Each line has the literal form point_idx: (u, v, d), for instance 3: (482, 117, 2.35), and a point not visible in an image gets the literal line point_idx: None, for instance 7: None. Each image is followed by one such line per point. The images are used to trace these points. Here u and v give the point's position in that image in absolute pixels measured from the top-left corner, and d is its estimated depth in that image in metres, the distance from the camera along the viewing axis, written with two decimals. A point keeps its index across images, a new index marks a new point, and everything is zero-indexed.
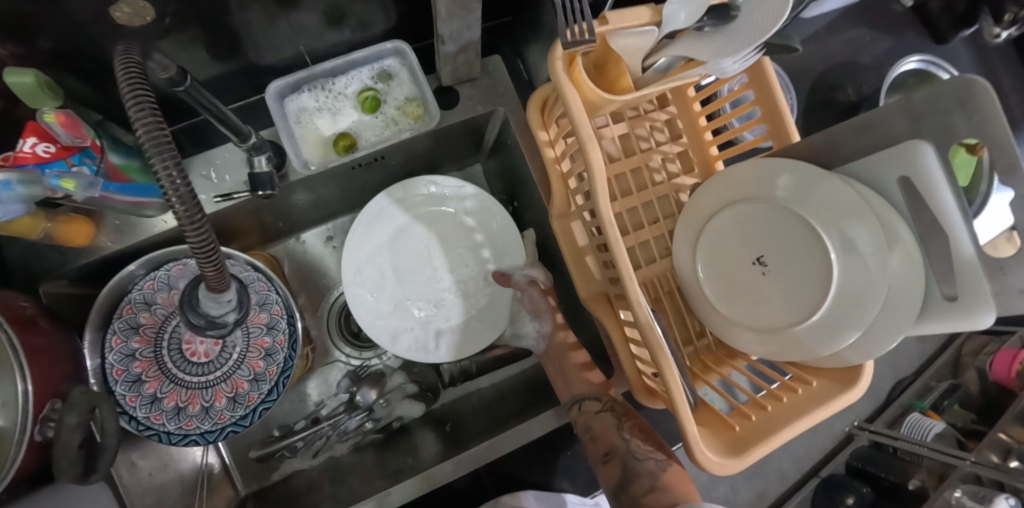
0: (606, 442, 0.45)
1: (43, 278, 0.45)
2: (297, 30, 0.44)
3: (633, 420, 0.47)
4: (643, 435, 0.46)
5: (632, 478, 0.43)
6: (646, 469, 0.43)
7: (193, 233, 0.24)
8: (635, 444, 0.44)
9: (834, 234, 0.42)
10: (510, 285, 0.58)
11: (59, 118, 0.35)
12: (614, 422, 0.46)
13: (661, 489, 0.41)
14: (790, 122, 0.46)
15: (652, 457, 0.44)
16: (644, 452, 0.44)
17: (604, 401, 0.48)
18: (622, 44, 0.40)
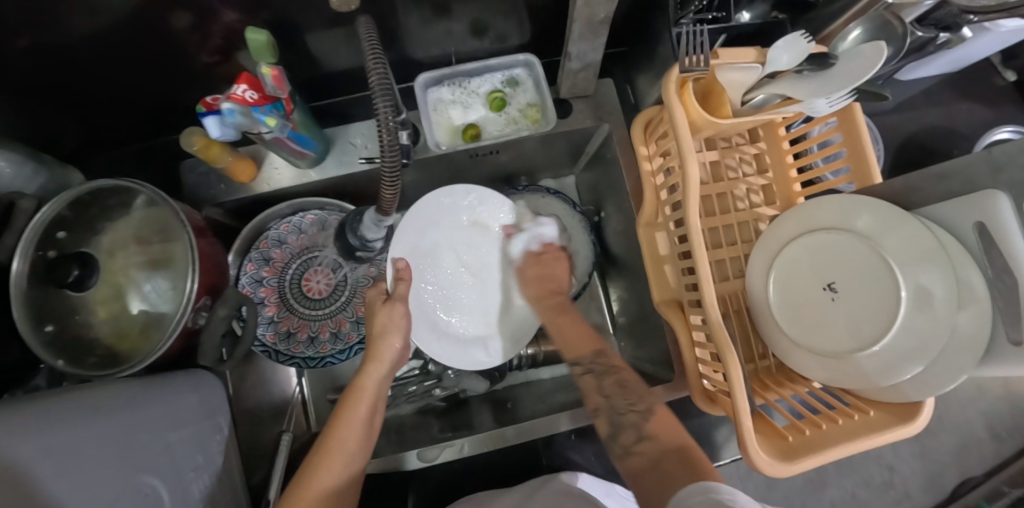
0: (591, 402, 0.49)
1: (205, 204, 0.54)
2: (449, 33, 0.54)
3: (612, 377, 0.50)
4: (623, 389, 0.48)
5: (617, 431, 0.45)
6: (628, 422, 0.45)
7: (390, 163, 0.32)
8: (614, 400, 0.47)
9: (907, 272, 0.43)
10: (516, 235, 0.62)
11: (273, 72, 0.43)
12: (594, 382, 0.50)
13: (645, 440, 0.43)
14: (874, 166, 0.50)
15: (633, 410, 0.46)
16: (625, 405, 0.46)
17: (585, 366, 0.52)
18: (727, 77, 0.47)
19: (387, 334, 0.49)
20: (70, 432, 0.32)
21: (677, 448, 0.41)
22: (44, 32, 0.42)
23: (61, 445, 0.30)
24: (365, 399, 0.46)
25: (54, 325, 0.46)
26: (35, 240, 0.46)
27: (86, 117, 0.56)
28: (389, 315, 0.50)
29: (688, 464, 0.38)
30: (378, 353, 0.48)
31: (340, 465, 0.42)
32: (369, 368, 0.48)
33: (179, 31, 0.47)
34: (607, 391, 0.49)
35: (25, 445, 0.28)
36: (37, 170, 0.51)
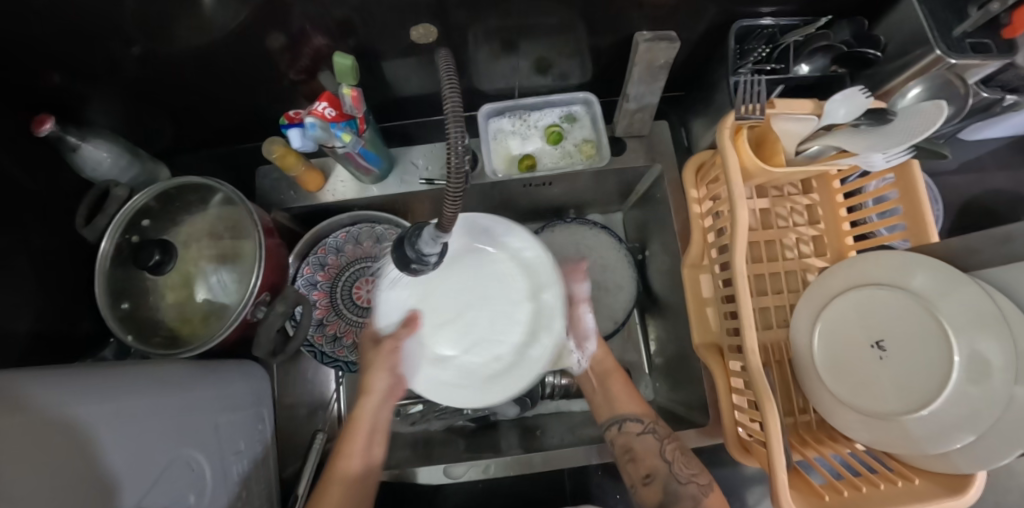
0: (648, 463, 0.52)
1: (274, 207, 0.59)
2: (514, 69, 0.58)
3: (674, 444, 0.53)
4: (686, 459, 0.52)
5: (675, 498, 0.49)
6: (686, 492, 0.49)
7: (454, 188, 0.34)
8: (676, 469, 0.51)
9: (962, 336, 0.42)
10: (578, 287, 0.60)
11: (352, 93, 0.47)
12: (654, 445, 0.53)
13: None
14: (931, 226, 0.48)
15: (695, 480, 0.50)
16: (689, 475, 0.51)
17: (644, 426, 0.55)
18: (783, 127, 0.47)
19: (378, 369, 0.53)
20: (137, 400, 0.35)
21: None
22: (164, 44, 0.48)
23: (131, 411, 0.33)
24: (362, 422, 0.53)
25: (129, 303, 0.51)
26: (122, 225, 0.52)
27: (182, 122, 0.62)
28: (377, 359, 0.53)
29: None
30: (366, 386, 0.53)
31: (356, 458, 0.51)
32: (364, 400, 0.53)
33: (275, 51, 0.52)
34: (670, 455, 0.52)
35: (101, 406, 0.31)
36: (132, 162, 0.57)
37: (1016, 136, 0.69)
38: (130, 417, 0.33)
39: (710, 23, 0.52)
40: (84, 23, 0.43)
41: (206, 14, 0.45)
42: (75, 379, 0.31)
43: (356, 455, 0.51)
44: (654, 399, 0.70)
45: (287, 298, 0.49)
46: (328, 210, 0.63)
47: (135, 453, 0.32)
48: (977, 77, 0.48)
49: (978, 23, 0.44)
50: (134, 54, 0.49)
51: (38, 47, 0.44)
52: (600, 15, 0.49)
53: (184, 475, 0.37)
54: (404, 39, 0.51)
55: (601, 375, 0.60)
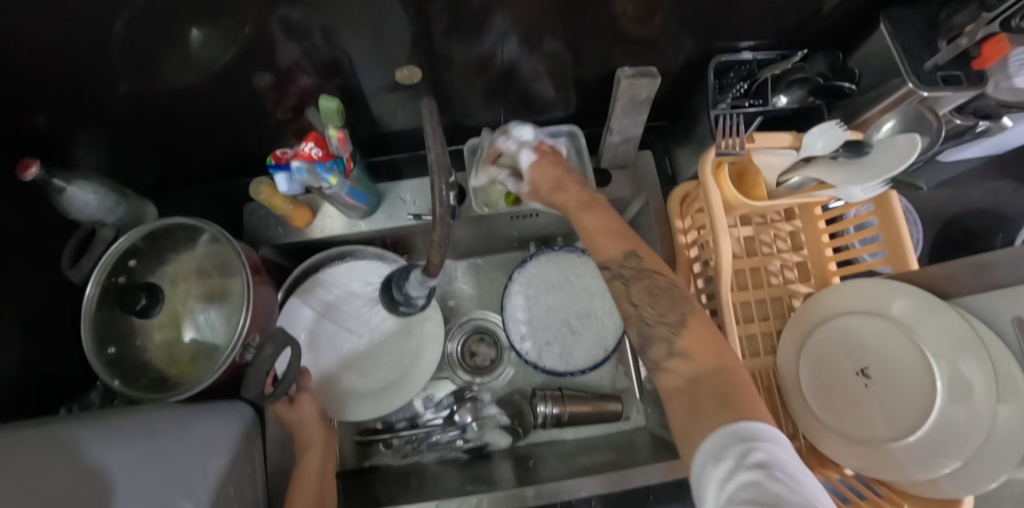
0: (620, 310, 0.46)
1: (262, 244, 0.59)
2: (499, 102, 0.59)
3: (642, 283, 0.44)
4: (653, 299, 0.43)
5: (645, 341, 0.42)
6: (657, 334, 0.42)
7: (441, 227, 0.34)
8: (643, 310, 0.43)
9: (943, 360, 0.43)
10: (500, 153, 0.59)
11: (338, 135, 0.48)
12: (623, 289, 0.45)
13: (680, 354, 0.40)
14: (910, 253, 0.50)
15: (664, 320, 0.42)
16: (654, 314, 0.43)
17: (611, 271, 0.46)
18: (764, 160, 0.48)
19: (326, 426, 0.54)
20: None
21: (714, 370, 0.37)
22: (151, 84, 0.49)
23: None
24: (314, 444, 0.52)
25: (115, 348, 0.50)
26: (108, 268, 0.52)
27: (170, 160, 0.63)
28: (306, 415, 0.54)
29: (722, 390, 0.35)
30: (308, 439, 0.53)
31: (319, 456, 0.51)
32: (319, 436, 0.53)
33: (263, 90, 0.53)
34: (636, 298, 0.44)
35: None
36: (118, 201, 0.57)
37: (990, 156, 0.71)
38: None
39: (687, 57, 0.53)
40: (71, 66, 0.43)
41: (194, 56, 0.45)
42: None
43: (317, 455, 0.51)
44: (647, 425, 0.70)
45: (275, 339, 0.47)
46: (317, 244, 0.63)
47: None
48: (950, 106, 0.49)
49: (948, 56, 0.45)
50: (120, 94, 0.49)
51: (25, 88, 0.44)
52: (581, 49, 0.50)
53: None
54: (390, 75, 0.52)
55: (574, 210, 0.52)
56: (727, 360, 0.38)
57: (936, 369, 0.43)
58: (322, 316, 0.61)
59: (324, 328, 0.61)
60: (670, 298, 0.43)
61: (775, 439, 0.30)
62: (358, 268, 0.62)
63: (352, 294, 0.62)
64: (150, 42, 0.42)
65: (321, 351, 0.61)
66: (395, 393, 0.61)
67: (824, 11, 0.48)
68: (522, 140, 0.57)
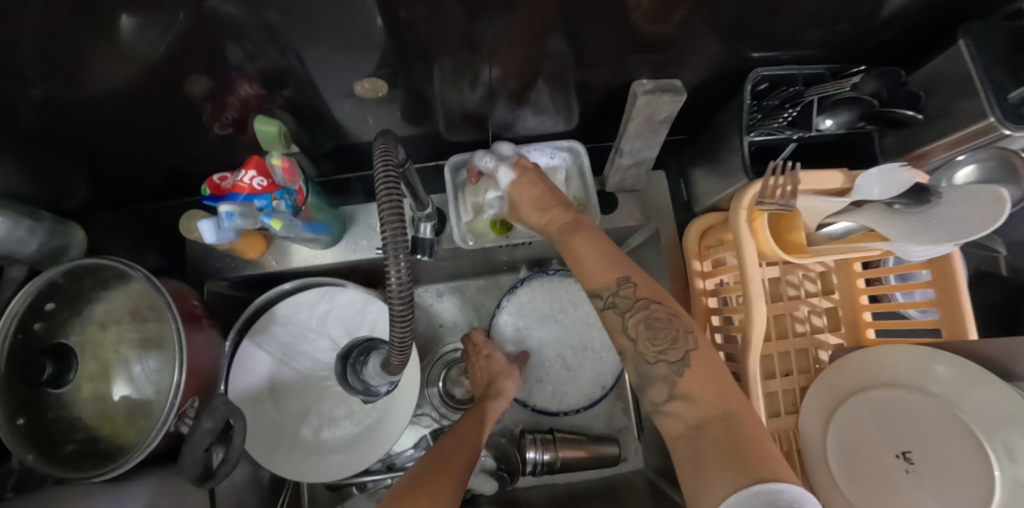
0: (614, 345, 0.39)
1: (210, 278, 0.51)
2: (488, 113, 0.50)
3: (640, 313, 0.37)
4: (652, 335, 0.36)
5: (647, 382, 0.36)
6: (657, 374, 0.36)
7: None
8: (640, 346, 0.37)
9: (993, 439, 0.36)
10: (482, 175, 0.50)
11: (283, 163, 0.39)
12: (618, 321, 0.38)
13: (683, 398, 0.34)
14: (969, 319, 0.41)
15: (667, 357, 0.36)
16: (655, 352, 0.36)
17: (606, 300, 0.39)
18: (808, 203, 0.40)
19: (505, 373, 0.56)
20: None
21: (719, 415, 0.33)
22: (64, 91, 0.38)
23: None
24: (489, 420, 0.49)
25: (28, 418, 0.43)
26: (18, 316, 0.44)
27: (98, 175, 0.53)
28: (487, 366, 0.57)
29: (731, 439, 0.31)
30: (500, 389, 0.54)
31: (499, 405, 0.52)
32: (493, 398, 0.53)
33: (198, 99, 0.43)
34: (634, 332, 0.38)
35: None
36: (33, 229, 0.48)
37: None
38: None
39: (715, 66, 0.44)
40: None
41: (100, 61, 0.36)
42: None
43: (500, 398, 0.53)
44: (646, 468, 0.64)
45: (215, 411, 0.40)
46: (277, 276, 0.55)
47: None
48: None
49: None
50: (37, 98, 0.39)
51: None
52: (590, 53, 0.41)
53: None
54: (351, 83, 0.43)
55: (556, 233, 0.44)
56: (734, 404, 0.33)
57: (986, 448, 0.36)
58: (278, 358, 0.53)
59: (280, 373, 0.52)
60: (672, 330, 0.37)
61: (795, 505, 0.26)
62: (317, 301, 0.54)
63: (313, 333, 0.54)
64: (34, 43, 0.32)
65: (275, 401, 0.52)
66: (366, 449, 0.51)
67: (889, 18, 0.38)
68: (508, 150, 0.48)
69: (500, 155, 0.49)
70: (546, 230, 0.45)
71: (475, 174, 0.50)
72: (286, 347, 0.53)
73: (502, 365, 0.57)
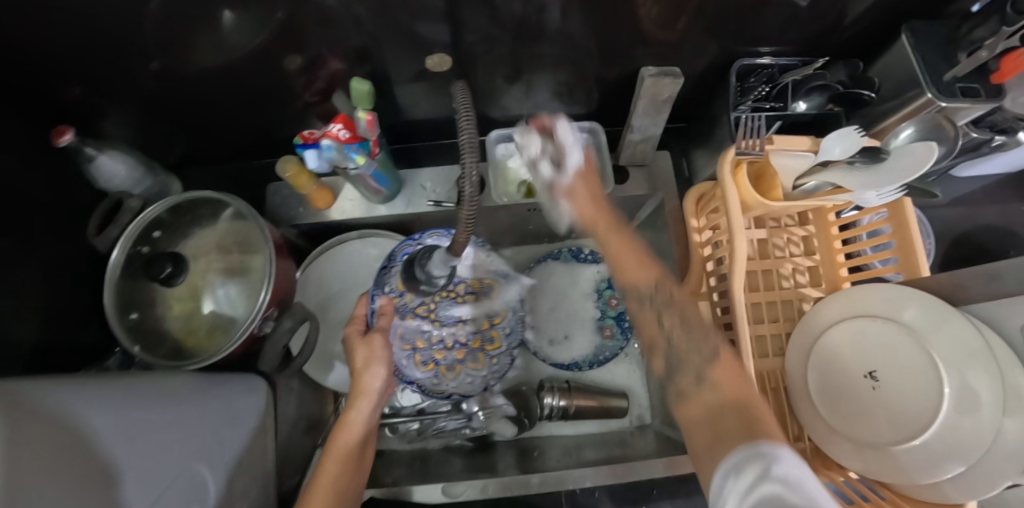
0: (647, 342, 0.43)
1: (283, 223, 0.61)
2: (523, 95, 0.61)
3: (674, 309, 0.42)
4: (683, 326, 0.41)
5: (677, 367, 0.40)
6: (688, 362, 0.40)
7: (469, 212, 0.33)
8: (675, 337, 0.41)
9: (952, 367, 0.43)
10: (544, 138, 0.51)
11: (367, 117, 0.49)
12: (653, 318, 0.43)
13: (707, 383, 0.38)
14: (921, 260, 0.49)
15: (696, 352, 0.40)
16: (683, 342, 0.41)
17: (641, 298, 0.44)
18: (782, 162, 0.49)
19: (369, 366, 0.50)
20: (126, 435, 0.34)
21: (734, 400, 0.37)
22: (196, 58, 0.49)
23: (107, 435, 0.32)
24: (349, 437, 0.47)
25: (137, 314, 0.52)
26: (133, 236, 0.53)
27: (195, 137, 0.64)
28: (370, 349, 0.51)
29: (746, 420, 0.35)
30: (361, 386, 0.49)
31: (368, 399, 0.49)
32: (355, 403, 0.49)
33: (292, 72, 0.54)
34: (668, 326, 0.42)
35: (53, 450, 0.28)
36: (145, 174, 0.58)
37: (1002, 174, 0.72)
38: (107, 461, 0.31)
39: (708, 59, 0.55)
40: (115, 39, 0.44)
41: (232, 33, 0.47)
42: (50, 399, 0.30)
43: (373, 378, 0.50)
44: (652, 423, 0.69)
45: (295, 313, 0.50)
46: (335, 226, 0.64)
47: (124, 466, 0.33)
48: (967, 118, 0.50)
49: (967, 69, 0.46)
50: (152, 70, 0.50)
51: (64, 58, 0.45)
52: (604, 46, 0.52)
53: (183, 489, 0.38)
54: (417, 63, 0.53)
55: (601, 229, 0.47)
56: (752, 398, 0.37)
57: (946, 377, 0.43)
58: (331, 292, 0.63)
59: (333, 305, 0.63)
60: (699, 331, 0.41)
61: (793, 460, 0.30)
62: (365, 247, 0.64)
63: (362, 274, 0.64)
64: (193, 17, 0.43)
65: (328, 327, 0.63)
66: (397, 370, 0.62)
67: (843, 22, 0.49)
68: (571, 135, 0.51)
69: (568, 139, 0.51)
70: (592, 224, 0.48)
71: (543, 125, 0.52)
72: (337, 284, 0.63)
73: (358, 345, 0.51)
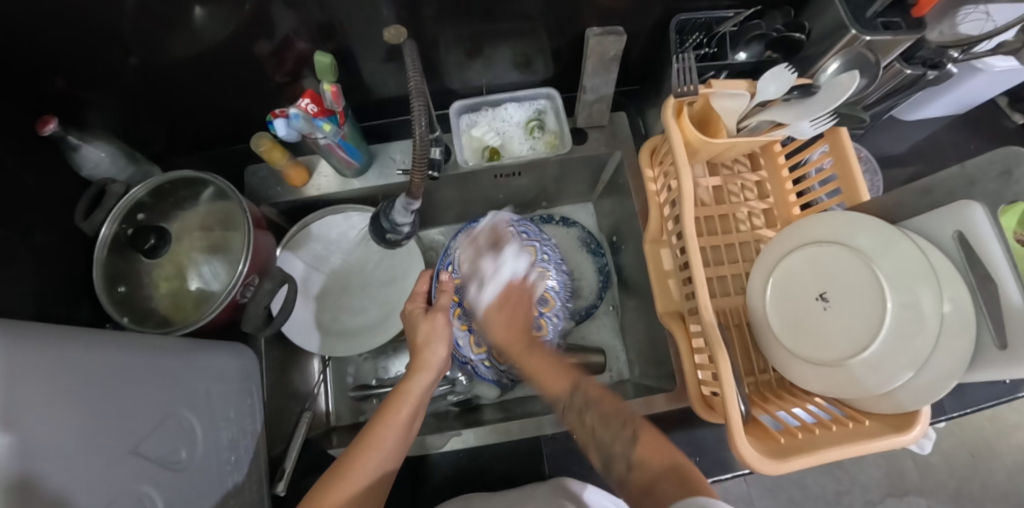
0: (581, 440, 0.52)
1: (262, 202, 0.64)
2: (482, 67, 0.65)
3: (593, 411, 0.51)
4: (604, 421, 0.51)
5: (610, 462, 0.49)
6: (619, 453, 0.49)
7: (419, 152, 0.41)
8: (600, 435, 0.50)
9: (895, 281, 0.45)
10: (500, 240, 0.65)
11: (331, 88, 0.52)
12: (578, 421, 0.52)
13: (637, 465, 0.47)
14: (861, 185, 0.53)
15: (619, 437, 0.49)
16: (611, 436, 0.50)
17: (568, 409, 0.53)
18: (722, 104, 0.52)
19: (430, 343, 0.55)
20: (124, 374, 0.37)
21: (668, 467, 0.46)
22: (168, 48, 0.53)
23: (108, 374, 0.36)
24: (410, 401, 0.51)
25: (125, 287, 0.54)
26: (120, 216, 0.56)
27: (175, 127, 0.67)
28: (432, 325, 0.56)
29: (683, 485, 0.44)
30: (424, 362, 0.54)
31: (428, 375, 0.54)
32: (414, 374, 0.53)
33: (262, 57, 0.58)
34: (591, 426, 0.51)
35: (63, 378, 0.31)
36: (128, 162, 0.61)
37: (947, 116, 0.76)
38: (105, 397, 0.34)
39: (653, 19, 0.58)
40: (93, 33, 0.47)
41: (198, 21, 0.50)
42: (64, 338, 0.33)
43: (431, 364, 0.54)
44: (630, 377, 0.72)
45: (274, 276, 0.57)
46: (312, 203, 0.67)
47: (117, 404, 0.35)
48: (895, 53, 0.53)
49: (885, 2, 0.49)
50: (131, 64, 0.54)
51: (46, 51, 0.48)
52: (555, 13, 0.55)
53: (171, 432, 0.40)
54: (376, 41, 0.57)
55: (515, 352, 0.59)
56: (677, 458, 0.47)
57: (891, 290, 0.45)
58: (312, 266, 0.67)
59: (315, 279, 0.67)
60: (619, 417, 0.50)
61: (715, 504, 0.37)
62: (341, 221, 0.67)
63: (342, 247, 0.67)
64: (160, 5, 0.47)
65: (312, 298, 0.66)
66: (379, 332, 0.66)
67: None
68: (515, 262, 0.64)
69: (500, 267, 0.63)
70: (508, 348, 0.60)
71: (495, 249, 0.64)
72: (318, 258, 0.67)
73: (422, 321, 0.57)
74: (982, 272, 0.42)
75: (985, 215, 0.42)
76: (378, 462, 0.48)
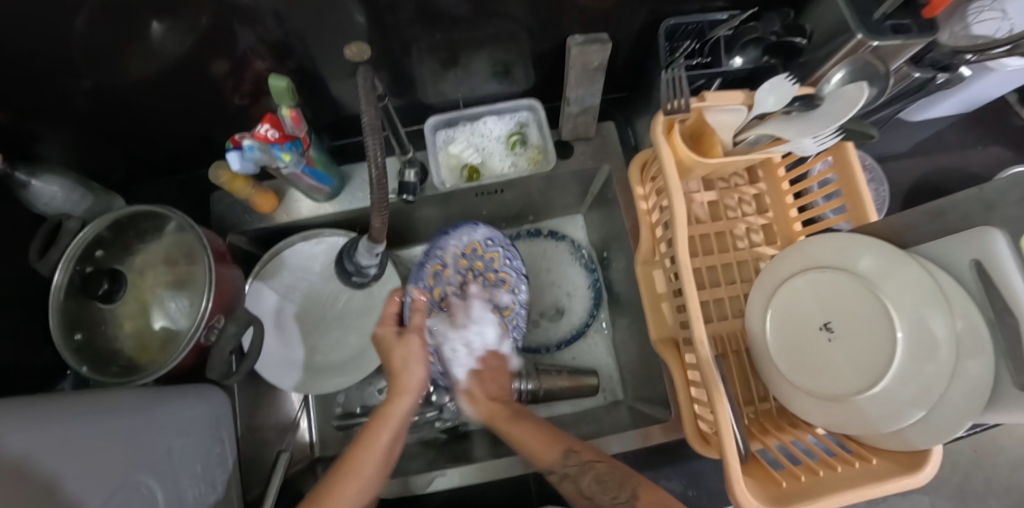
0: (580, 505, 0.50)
1: (231, 231, 0.61)
2: (458, 79, 0.60)
3: (589, 475, 0.49)
4: (602, 487, 0.48)
5: None
6: None
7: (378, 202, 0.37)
8: (597, 500, 0.47)
9: (906, 310, 0.42)
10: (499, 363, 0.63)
11: (292, 114, 0.48)
12: (574, 486, 0.49)
13: None
14: (868, 205, 0.49)
15: (618, 501, 0.47)
16: (609, 499, 0.47)
17: (558, 472, 0.50)
18: (716, 118, 0.48)
19: (408, 366, 0.52)
20: (77, 444, 0.34)
21: None
22: (115, 75, 0.49)
23: (65, 442, 0.33)
24: (388, 427, 0.49)
25: (83, 334, 0.51)
26: (75, 256, 0.52)
27: (137, 152, 0.63)
28: (407, 349, 0.52)
29: None
30: (403, 386, 0.51)
31: (405, 399, 0.51)
32: (395, 399, 0.51)
33: (220, 78, 0.53)
34: (589, 491, 0.49)
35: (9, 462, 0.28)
36: (84, 194, 0.57)
37: (953, 114, 0.71)
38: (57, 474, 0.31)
39: (640, 23, 0.53)
40: (34, 63, 0.43)
41: (143, 48, 0.46)
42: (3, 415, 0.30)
43: (407, 387, 0.51)
44: (624, 398, 0.69)
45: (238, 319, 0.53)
46: (283, 229, 0.64)
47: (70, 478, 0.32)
48: (904, 57, 0.49)
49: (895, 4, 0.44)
50: (83, 89, 0.49)
51: None
52: (534, 22, 0.50)
53: (132, 499, 0.38)
54: (343, 58, 0.53)
55: (498, 422, 0.56)
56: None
57: (899, 321, 0.41)
58: (286, 296, 0.64)
59: (288, 308, 0.64)
60: (618, 479, 0.48)
61: None
62: (313, 247, 0.64)
63: (317, 275, 0.64)
64: (98, 33, 0.43)
65: (288, 329, 0.64)
66: (362, 361, 0.64)
67: None
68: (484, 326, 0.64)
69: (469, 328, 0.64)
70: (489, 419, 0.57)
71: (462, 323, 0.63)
72: (291, 288, 0.64)
73: (397, 345, 0.53)
74: (1002, 305, 0.38)
75: (1000, 241, 0.38)
76: (357, 490, 0.45)
